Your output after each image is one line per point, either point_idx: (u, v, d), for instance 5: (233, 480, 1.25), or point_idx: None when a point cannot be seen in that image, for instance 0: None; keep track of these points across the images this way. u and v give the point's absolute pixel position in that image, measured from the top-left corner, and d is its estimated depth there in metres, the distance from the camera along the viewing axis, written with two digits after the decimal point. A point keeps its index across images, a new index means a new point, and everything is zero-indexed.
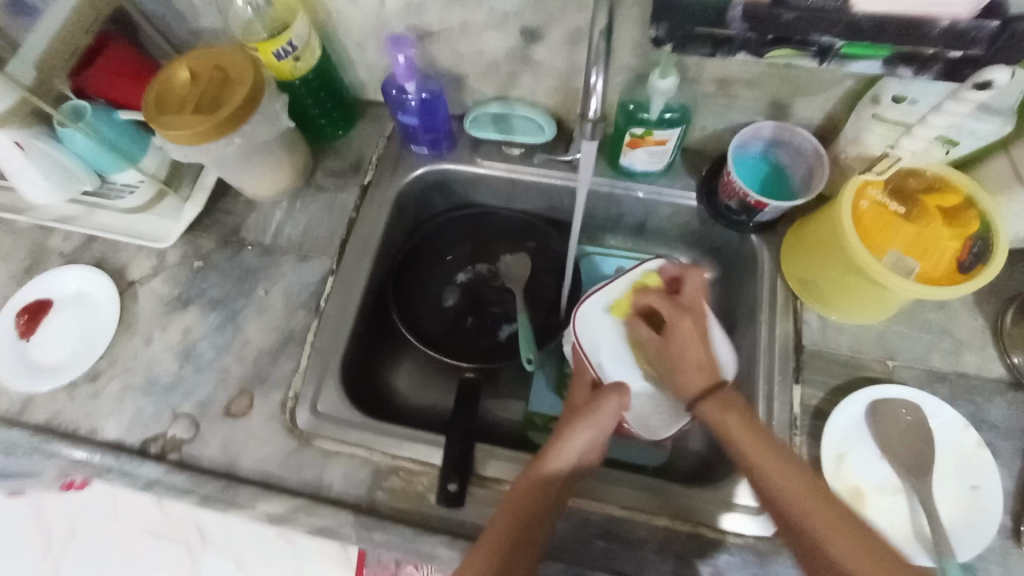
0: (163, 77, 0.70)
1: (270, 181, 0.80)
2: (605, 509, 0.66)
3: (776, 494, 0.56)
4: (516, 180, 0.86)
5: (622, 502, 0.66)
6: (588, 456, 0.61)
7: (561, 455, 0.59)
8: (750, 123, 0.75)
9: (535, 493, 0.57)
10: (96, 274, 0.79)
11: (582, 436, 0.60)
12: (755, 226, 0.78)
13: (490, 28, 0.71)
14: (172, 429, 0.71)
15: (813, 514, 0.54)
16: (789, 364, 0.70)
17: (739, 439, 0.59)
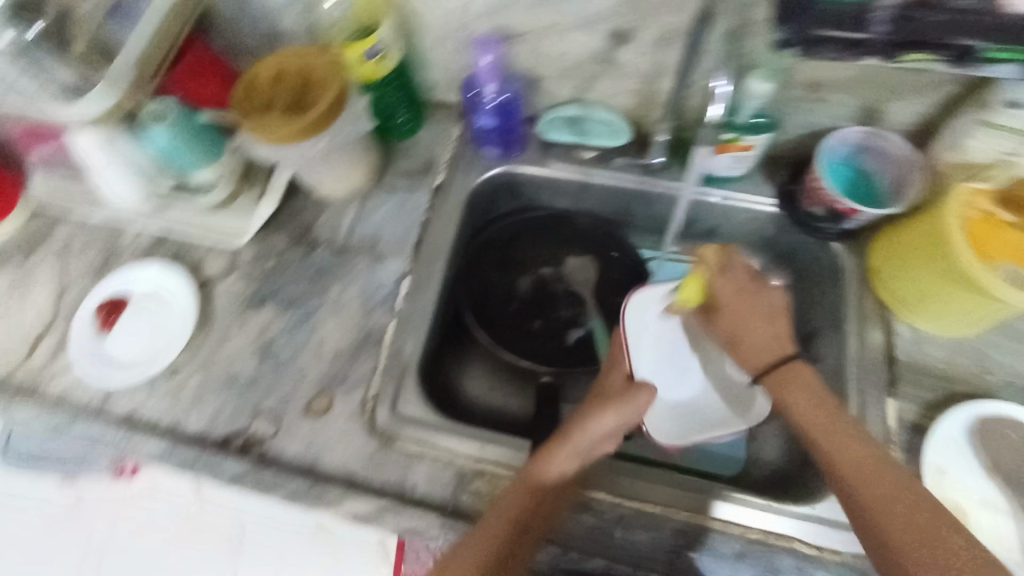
0: (251, 75, 0.72)
1: (345, 180, 0.80)
2: (677, 515, 0.64)
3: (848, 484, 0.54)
4: (588, 182, 0.85)
5: (677, 504, 0.65)
6: (610, 439, 0.64)
7: (581, 439, 0.63)
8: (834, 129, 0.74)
9: (546, 480, 0.61)
10: (171, 271, 0.79)
11: (607, 419, 0.64)
12: (837, 234, 0.76)
13: (578, 30, 0.71)
14: (253, 426, 0.71)
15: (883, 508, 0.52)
16: (883, 377, 0.69)
17: (806, 414, 0.59)
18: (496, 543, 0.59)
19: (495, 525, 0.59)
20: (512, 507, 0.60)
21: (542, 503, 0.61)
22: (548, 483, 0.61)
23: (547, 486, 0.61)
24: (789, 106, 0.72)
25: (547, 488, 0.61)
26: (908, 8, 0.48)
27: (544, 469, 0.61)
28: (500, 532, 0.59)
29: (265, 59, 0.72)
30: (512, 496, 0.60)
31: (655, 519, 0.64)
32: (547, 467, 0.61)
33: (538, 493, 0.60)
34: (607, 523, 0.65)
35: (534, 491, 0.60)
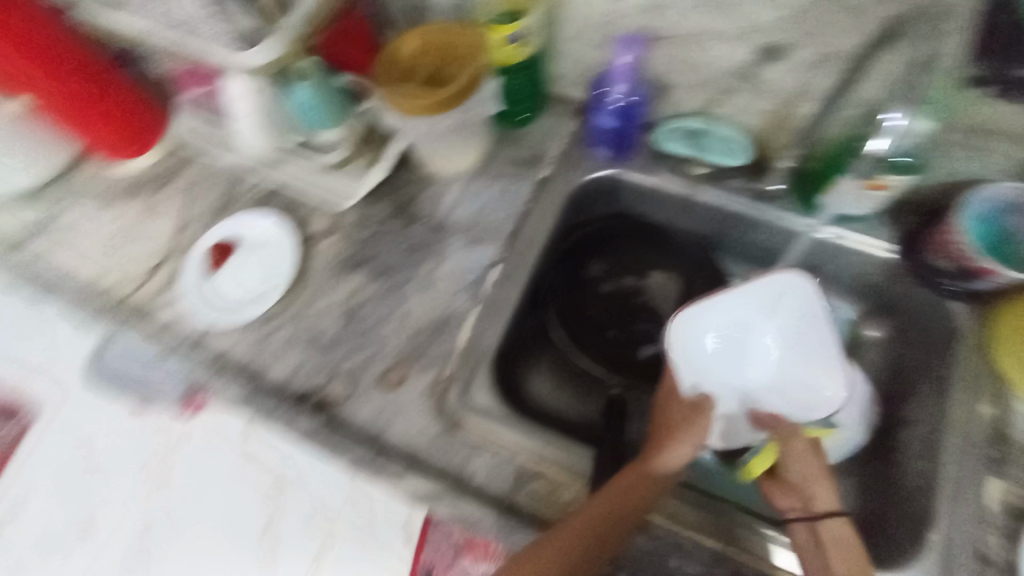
0: (392, 48, 0.71)
1: (453, 160, 0.81)
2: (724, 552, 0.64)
3: None
4: (694, 198, 0.81)
5: (725, 540, 0.64)
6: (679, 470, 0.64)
7: (650, 476, 0.62)
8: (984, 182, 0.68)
9: (610, 511, 0.60)
10: (276, 226, 0.81)
11: (681, 451, 0.63)
12: (958, 294, 0.71)
13: (728, 40, 0.67)
14: (330, 386, 0.74)
15: None
16: (985, 452, 0.66)
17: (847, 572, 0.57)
18: (582, 540, 0.59)
19: (580, 523, 0.60)
20: (604, 507, 0.60)
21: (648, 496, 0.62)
22: (654, 478, 0.62)
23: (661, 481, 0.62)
24: (941, 150, 0.67)
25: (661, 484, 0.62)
26: None
27: (662, 465, 0.63)
28: (581, 529, 0.60)
29: (410, 31, 0.72)
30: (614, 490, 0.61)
31: (714, 554, 0.64)
32: (658, 466, 0.62)
33: (649, 487, 0.62)
34: (664, 547, 0.64)
35: (637, 485, 0.62)
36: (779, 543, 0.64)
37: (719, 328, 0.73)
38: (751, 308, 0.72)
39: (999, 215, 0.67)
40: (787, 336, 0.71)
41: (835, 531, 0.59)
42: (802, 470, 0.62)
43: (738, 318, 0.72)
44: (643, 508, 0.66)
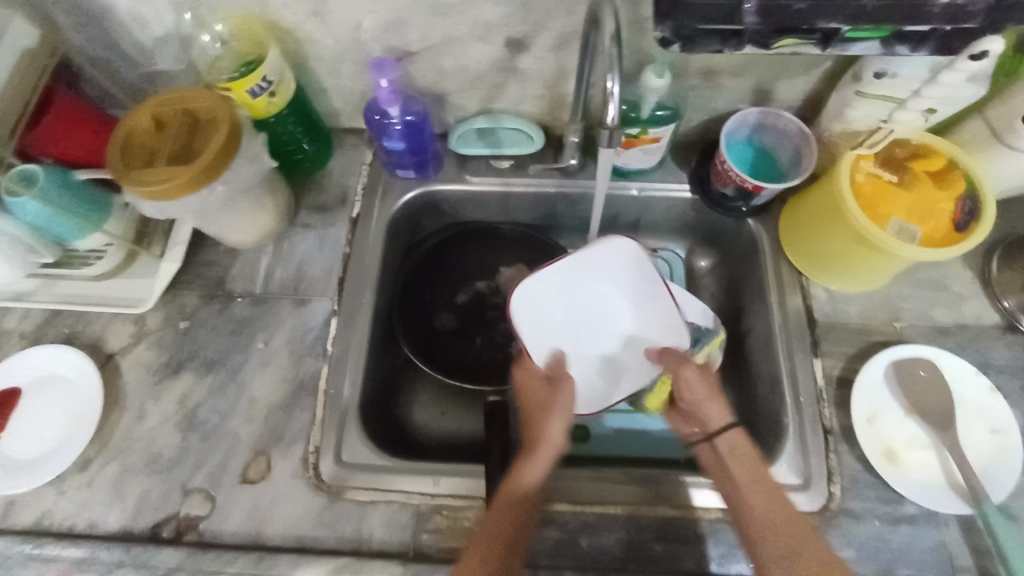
0: (127, 128, 0.63)
1: (252, 225, 0.75)
2: (634, 507, 0.65)
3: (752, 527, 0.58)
4: (508, 191, 0.84)
5: (620, 496, 0.66)
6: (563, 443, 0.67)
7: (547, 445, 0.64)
8: (735, 111, 0.76)
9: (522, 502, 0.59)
10: (68, 352, 0.71)
11: (557, 423, 0.66)
12: (750, 210, 0.79)
13: (473, 42, 0.68)
14: (185, 507, 0.65)
15: (775, 526, 0.58)
16: (807, 339, 0.72)
17: (737, 477, 0.62)
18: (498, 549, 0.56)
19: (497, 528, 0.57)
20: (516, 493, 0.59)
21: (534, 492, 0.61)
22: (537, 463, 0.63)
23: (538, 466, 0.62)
24: (689, 95, 0.74)
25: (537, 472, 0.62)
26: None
27: (524, 480, 0.60)
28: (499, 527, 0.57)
29: (140, 107, 0.64)
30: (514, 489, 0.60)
31: (615, 519, 0.65)
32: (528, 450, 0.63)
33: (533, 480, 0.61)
34: (572, 532, 0.64)
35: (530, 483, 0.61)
36: (669, 483, 0.66)
37: (566, 316, 0.79)
38: (606, 283, 0.79)
39: (757, 132, 0.76)
40: (633, 300, 0.79)
41: (730, 442, 0.65)
42: (693, 394, 0.70)
43: (591, 293, 0.79)
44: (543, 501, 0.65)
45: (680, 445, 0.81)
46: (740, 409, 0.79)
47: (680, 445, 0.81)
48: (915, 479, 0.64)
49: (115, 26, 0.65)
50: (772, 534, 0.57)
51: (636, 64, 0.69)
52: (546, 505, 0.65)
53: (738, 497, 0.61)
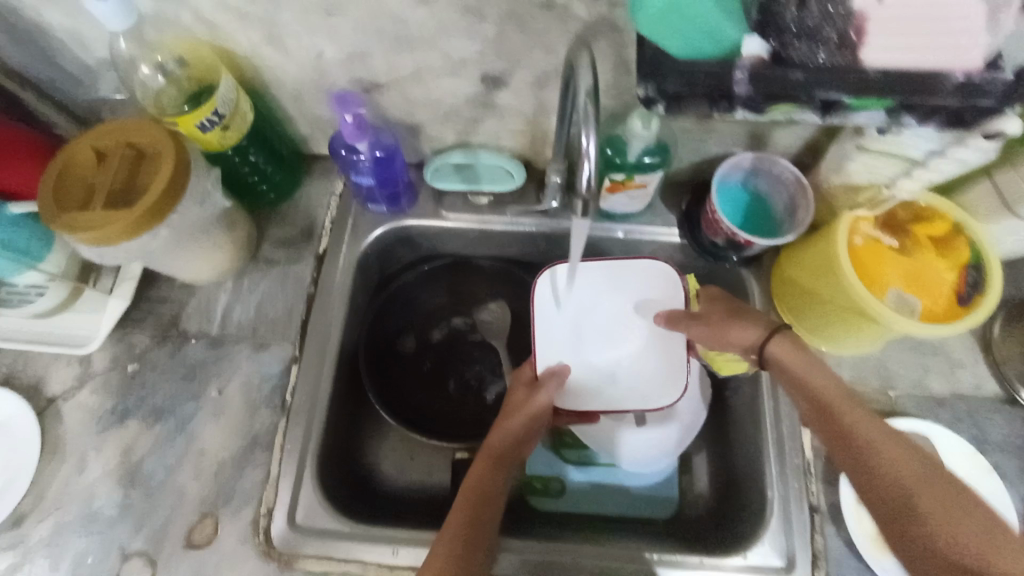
0: (63, 162, 0.58)
1: (210, 264, 0.70)
2: None
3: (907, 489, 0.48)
4: (487, 230, 0.78)
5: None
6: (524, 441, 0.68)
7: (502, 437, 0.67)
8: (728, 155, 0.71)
9: (478, 502, 0.61)
10: (5, 396, 0.67)
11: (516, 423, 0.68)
12: (740, 260, 0.74)
13: (446, 76, 0.63)
14: (124, 571, 0.61)
15: (926, 490, 0.47)
16: (795, 406, 0.68)
17: (823, 393, 0.56)
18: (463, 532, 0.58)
19: (455, 519, 0.59)
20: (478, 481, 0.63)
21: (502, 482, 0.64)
22: (507, 454, 0.66)
23: (507, 453, 0.66)
24: (681, 137, 0.69)
25: (505, 457, 0.66)
26: (763, 68, 0.40)
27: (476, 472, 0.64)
28: (461, 515, 0.59)
29: (78, 138, 0.59)
30: (477, 478, 0.63)
31: None
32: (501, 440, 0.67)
33: (499, 465, 0.65)
34: None
35: (493, 471, 0.64)
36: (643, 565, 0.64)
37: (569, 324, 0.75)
38: (597, 288, 0.75)
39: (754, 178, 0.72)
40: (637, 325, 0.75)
41: (781, 347, 0.61)
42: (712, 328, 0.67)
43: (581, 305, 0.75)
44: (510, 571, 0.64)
45: (660, 505, 0.77)
46: (722, 468, 0.76)
47: (661, 505, 0.77)
48: None
49: (56, 43, 0.60)
50: (912, 465, 0.49)
51: (622, 105, 0.64)
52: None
53: (856, 446, 0.52)
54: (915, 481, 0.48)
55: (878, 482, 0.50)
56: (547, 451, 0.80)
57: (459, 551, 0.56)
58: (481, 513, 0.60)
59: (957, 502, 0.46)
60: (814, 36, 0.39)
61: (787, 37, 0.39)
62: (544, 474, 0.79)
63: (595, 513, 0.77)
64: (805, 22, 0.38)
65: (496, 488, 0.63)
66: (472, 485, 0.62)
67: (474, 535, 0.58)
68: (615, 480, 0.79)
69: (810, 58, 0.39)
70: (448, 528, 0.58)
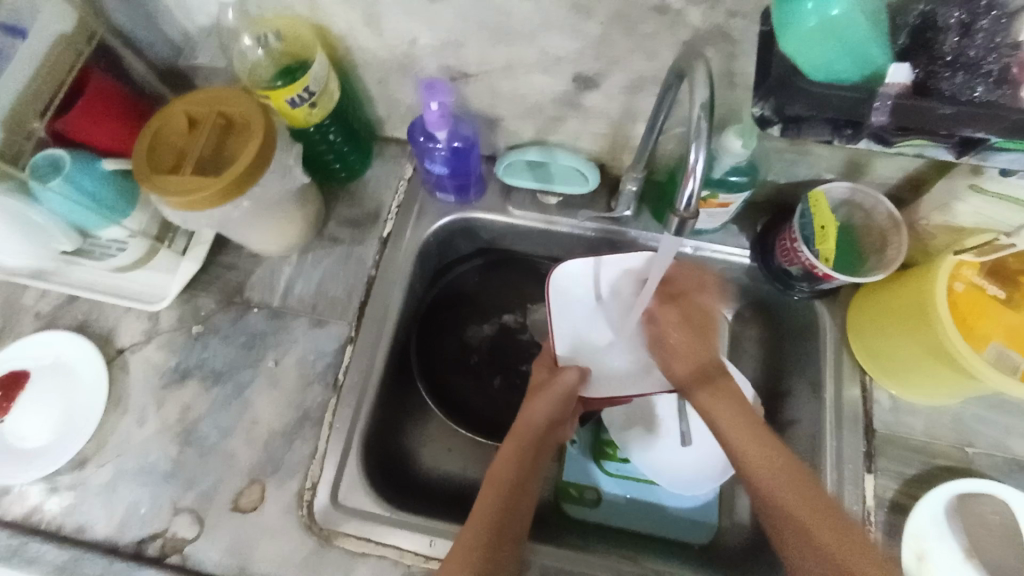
0: (157, 127, 0.60)
1: (279, 237, 0.71)
2: None
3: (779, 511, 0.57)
4: (552, 230, 0.76)
5: None
6: (556, 426, 0.65)
7: (527, 420, 0.64)
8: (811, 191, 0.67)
9: (503, 486, 0.59)
10: (79, 343, 0.70)
11: (539, 406, 0.64)
12: (815, 293, 0.70)
13: (537, 72, 0.61)
14: (173, 525, 0.63)
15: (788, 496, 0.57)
16: (860, 451, 0.64)
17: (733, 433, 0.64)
18: (491, 527, 0.55)
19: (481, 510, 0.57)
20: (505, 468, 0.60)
21: (530, 471, 0.61)
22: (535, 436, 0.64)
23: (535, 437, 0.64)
24: (770, 156, 0.66)
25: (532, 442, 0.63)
26: (908, 97, 0.37)
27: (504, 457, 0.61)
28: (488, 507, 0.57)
29: (172, 105, 0.60)
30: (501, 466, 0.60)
31: None
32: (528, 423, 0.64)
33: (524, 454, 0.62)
34: None
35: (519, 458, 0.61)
36: None
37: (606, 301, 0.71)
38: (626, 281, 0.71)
39: (805, 205, 0.66)
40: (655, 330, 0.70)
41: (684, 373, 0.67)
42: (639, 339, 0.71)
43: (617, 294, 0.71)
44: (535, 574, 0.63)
45: (698, 531, 0.75)
46: None
47: (698, 530, 0.75)
48: None
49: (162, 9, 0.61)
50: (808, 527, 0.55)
51: (716, 118, 0.61)
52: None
53: (767, 490, 0.59)
54: (776, 482, 0.58)
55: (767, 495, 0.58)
56: (586, 460, 0.79)
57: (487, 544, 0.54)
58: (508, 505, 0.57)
59: (818, 503, 0.56)
60: (973, 68, 0.36)
61: (937, 66, 0.37)
62: (581, 483, 0.78)
63: (627, 527, 0.76)
64: (965, 53, 0.36)
65: (524, 475, 0.60)
66: (500, 471, 0.60)
67: (504, 529, 0.56)
68: (652, 497, 0.77)
69: (964, 91, 0.36)
70: (473, 520, 0.56)
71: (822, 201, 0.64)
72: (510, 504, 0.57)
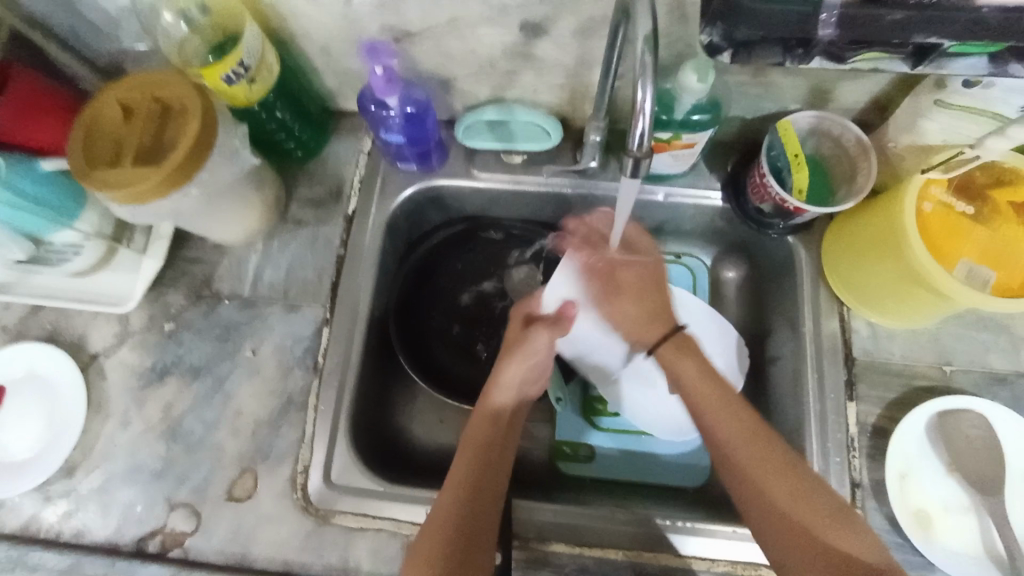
0: (90, 119, 0.57)
1: (239, 223, 0.69)
2: (612, 554, 0.63)
3: (738, 465, 0.58)
4: (519, 191, 0.75)
5: (622, 543, 0.64)
6: (527, 386, 0.68)
7: (502, 388, 0.66)
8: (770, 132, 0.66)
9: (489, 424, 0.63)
10: (50, 352, 0.69)
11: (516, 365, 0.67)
12: (789, 228, 0.69)
13: (484, 24, 0.58)
14: (171, 520, 0.64)
15: (770, 481, 0.56)
16: (841, 380, 0.65)
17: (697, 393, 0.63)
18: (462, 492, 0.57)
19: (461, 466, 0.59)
20: (473, 465, 0.59)
21: (500, 444, 0.62)
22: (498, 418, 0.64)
23: (500, 417, 0.64)
24: (733, 92, 0.64)
25: (499, 425, 0.63)
26: (855, 5, 0.35)
27: (496, 398, 0.65)
28: (460, 502, 0.57)
29: (103, 94, 0.57)
30: (466, 467, 0.59)
31: (616, 566, 0.62)
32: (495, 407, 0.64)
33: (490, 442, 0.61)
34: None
35: (486, 445, 0.61)
36: (684, 530, 0.64)
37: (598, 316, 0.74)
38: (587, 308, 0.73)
39: (773, 138, 0.65)
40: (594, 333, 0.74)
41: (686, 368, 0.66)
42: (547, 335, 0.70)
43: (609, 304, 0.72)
44: (536, 539, 0.64)
45: (690, 474, 0.76)
46: None
47: (691, 474, 0.76)
48: (949, 547, 0.58)
49: None
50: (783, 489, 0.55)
51: (673, 55, 0.58)
52: (542, 544, 0.64)
53: (752, 472, 0.57)
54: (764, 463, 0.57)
55: (747, 460, 0.58)
56: (576, 416, 0.79)
57: (462, 535, 0.55)
58: (477, 497, 0.57)
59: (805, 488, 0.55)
60: None
61: None
62: (574, 439, 0.78)
63: (623, 478, 0.76)
64: None
65: (495, 463, 0.60)
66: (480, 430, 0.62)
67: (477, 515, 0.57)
68: (644, 447, 0.78)
69: None
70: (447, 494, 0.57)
71: (791, 130, 0.64)
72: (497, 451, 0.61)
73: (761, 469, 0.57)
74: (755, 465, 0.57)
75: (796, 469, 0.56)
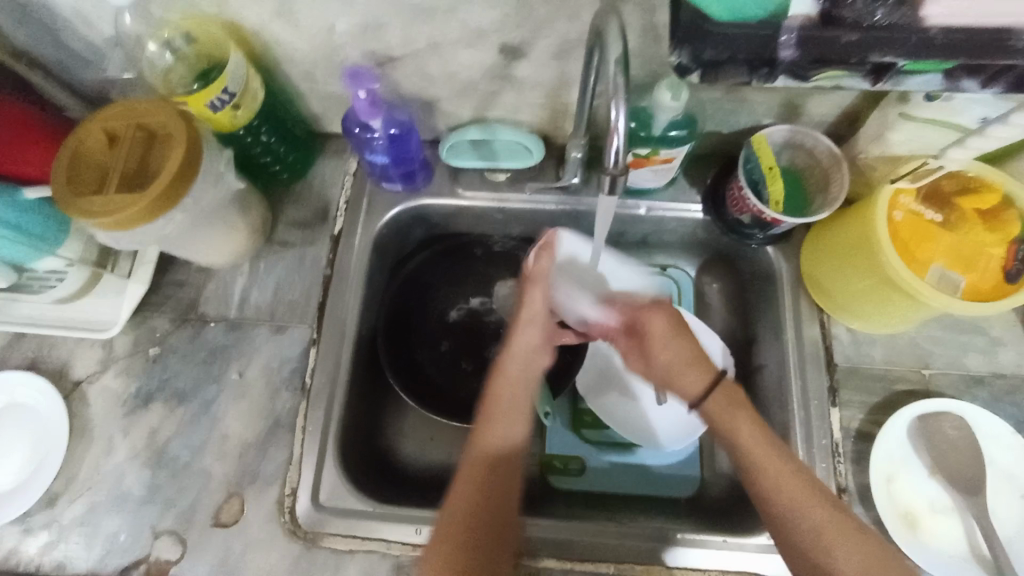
0: (75, 145, 0.57)
1: (225, 246, 0.69)
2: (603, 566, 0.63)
3: (768, 494, 0.54)
4: (504, 208, 0.76)
5: (615, 555, 0.63)
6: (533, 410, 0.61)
7: (502, 419, 0.59)
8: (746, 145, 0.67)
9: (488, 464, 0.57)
10: (32, 380, 0.68)
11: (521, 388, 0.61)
12: (767, 239, 0.71)
13: (463, 48, 0.60)
14: (155, 549, 0.62)
15: (802, 513, 0.52)
16: (824, 386, 0.66)
17: (745, 439, 0.56)
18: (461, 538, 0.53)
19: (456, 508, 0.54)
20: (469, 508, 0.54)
21: (502, 483, 0.56)
22: (503, 456, 0.57)
23: (500, 454, 0.57)
24: (708, 108, 0.66)
25: (500, 464, 0.57)
26: (812, 28, 0.37)
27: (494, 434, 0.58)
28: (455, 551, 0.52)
29: (87, 121, 0.58)
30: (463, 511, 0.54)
31: None
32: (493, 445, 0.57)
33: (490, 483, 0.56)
34: None
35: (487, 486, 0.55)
36: (675, 542, 0.63)
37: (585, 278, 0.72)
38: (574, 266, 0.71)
39: (749, 150, 0.66)
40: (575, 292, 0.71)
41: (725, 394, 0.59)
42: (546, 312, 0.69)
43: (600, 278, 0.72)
44: (528, 555, 0.63)
45: (682, 485, 0.76)
46: None
47: (682, 484, 0.76)
48: (935, 549, 0.59)
49: (61, 23, 0.59)
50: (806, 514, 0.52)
51: (648, 74, 0.60)
52: (534, 560, 0.63)
53: (785, 499, 0.53)
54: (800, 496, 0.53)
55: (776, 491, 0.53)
56: (566, 430, 0.79)
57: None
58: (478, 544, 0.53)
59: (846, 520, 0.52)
60: None
61: None
62: (565, 453, 0.78)
63: (614, 491, 0.76)
64: None
65: (498, 509, 0.55)
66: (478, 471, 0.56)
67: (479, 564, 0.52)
68: (636, 458, 0.78)
69: (867, 16, 0.37)
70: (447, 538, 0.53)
71: (765, 143, 0.65)
72: (498, 492, 0.55)
73: (793, 497, 0.53)
74: (785, 497, 0.53)
75: (820, 489, 0.53)
